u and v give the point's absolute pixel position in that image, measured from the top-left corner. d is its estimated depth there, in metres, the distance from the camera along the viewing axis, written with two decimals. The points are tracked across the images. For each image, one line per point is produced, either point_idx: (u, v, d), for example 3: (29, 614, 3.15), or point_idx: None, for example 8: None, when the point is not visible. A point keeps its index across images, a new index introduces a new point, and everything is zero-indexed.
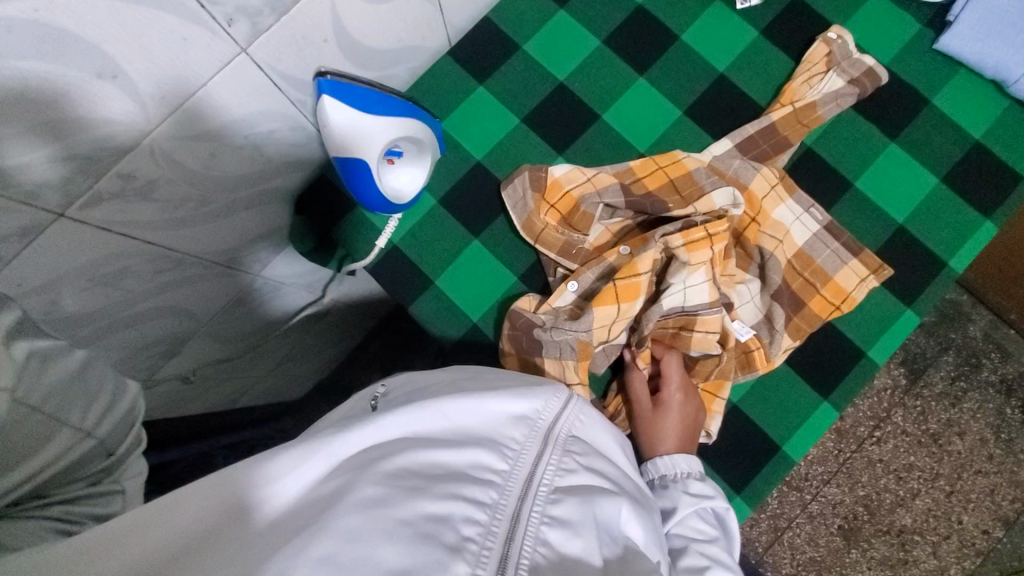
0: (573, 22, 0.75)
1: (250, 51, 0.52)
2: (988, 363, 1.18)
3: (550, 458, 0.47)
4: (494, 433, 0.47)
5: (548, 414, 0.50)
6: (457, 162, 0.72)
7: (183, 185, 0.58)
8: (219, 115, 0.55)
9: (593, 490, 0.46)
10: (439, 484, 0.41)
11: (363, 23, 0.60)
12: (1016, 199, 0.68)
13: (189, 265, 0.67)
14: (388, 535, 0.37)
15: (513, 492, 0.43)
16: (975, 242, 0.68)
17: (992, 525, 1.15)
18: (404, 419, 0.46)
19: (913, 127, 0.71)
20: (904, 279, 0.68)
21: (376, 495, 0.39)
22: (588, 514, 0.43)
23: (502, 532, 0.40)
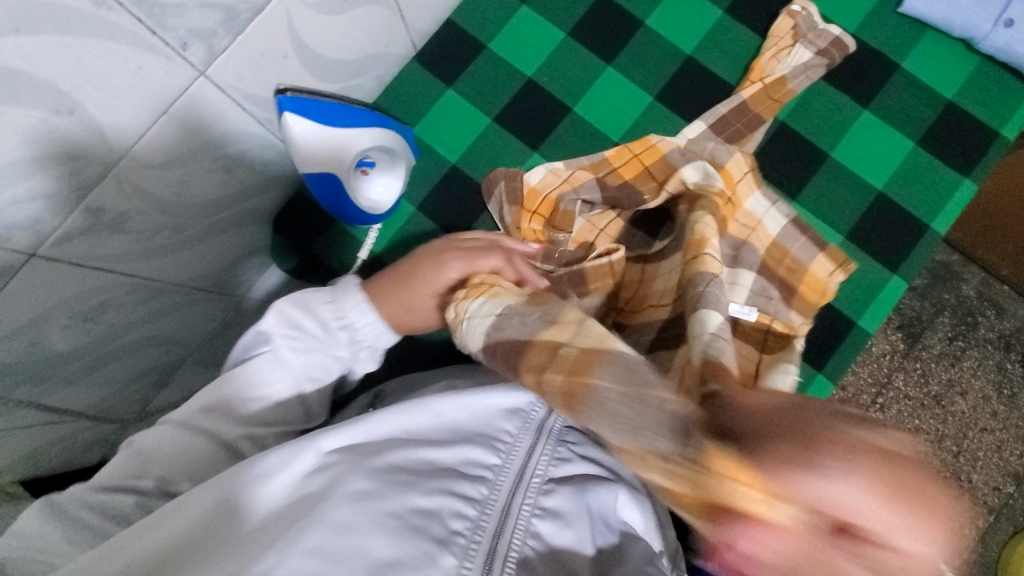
0: (537, 15, 0.74)
1: (210, 73, 0.52)
2: (984, 321, 1.18)
3: (539, 448, 0.49)
4: (485, 426, 0.49)
5: (543, 406, 0.51)
6: (431, 167, 0.72)
7: (157, 214, 0.57)
8: (186, 141, 0.55)
9: (588, 480, 0.49)
10: (427, 479, 0.44)
11: (322, 36, 0.60)
12: (993, 155, 0.68)
13: (170, 293, 0.66)
14: (377, 528, 0.40)
15: (503, 487, 0.45)
16: (955, 202, 0.68)
17: (1003, 481, 1.15)
18: (393, 417, 0.47)
19: (885, 92, 0.70)
20: (889, 246, 0.68)
21: (367, 490, 0.42)
22: (579, 506, 0.47)
23: (490, 527, 0.43)
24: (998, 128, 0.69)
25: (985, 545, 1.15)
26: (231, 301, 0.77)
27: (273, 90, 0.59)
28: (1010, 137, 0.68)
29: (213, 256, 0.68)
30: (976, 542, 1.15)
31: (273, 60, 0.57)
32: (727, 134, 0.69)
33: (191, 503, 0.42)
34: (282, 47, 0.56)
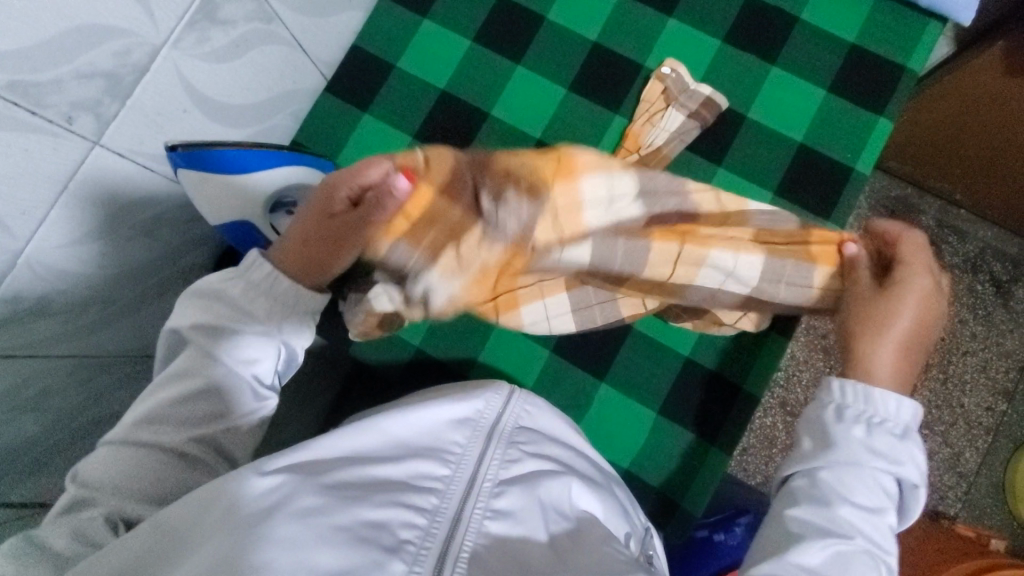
0: (439, 28, 0.74)
1: (104, 142, 0.51)
2: (947, 247, 1.20)
3: (488, 450, 0.55)
4: (435, 439, 0.55)
5: (489, 412, 0.58)
6: None
7: (81, 290, 0.56)
8: (97, 212, 0.54)
9: (535, 475, 0.54)
10: (377, 493, 0.47)
11: (219, 84, 0.59)
12: (904, 90, 0.70)
13: (116, 366, 0.65)
14: (327, 540, 0.43)
15: (452, 495, 0.50)
16: (875, 140, 0.69)
17: (994, 400, 1.17)
18: (345, 438, 0.53)
19: (794, 47, 0.71)
20: (819, 195, 0.68)
21: (314, 506, 0.45)
22: (528, 501, 0.52)
23: (439, 532, 0.46)
24: (906, 62, 0.70)
25: (989, 466, 1.16)
26: None
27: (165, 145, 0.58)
28: (918, 69, 0.69)
29: (161, 320, 0.69)
30: (978, 465, 1.16)
31: (173, 116, 0.56)
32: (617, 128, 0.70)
33: (145, 535, 0.44)
34: (184, 101, 0.56)
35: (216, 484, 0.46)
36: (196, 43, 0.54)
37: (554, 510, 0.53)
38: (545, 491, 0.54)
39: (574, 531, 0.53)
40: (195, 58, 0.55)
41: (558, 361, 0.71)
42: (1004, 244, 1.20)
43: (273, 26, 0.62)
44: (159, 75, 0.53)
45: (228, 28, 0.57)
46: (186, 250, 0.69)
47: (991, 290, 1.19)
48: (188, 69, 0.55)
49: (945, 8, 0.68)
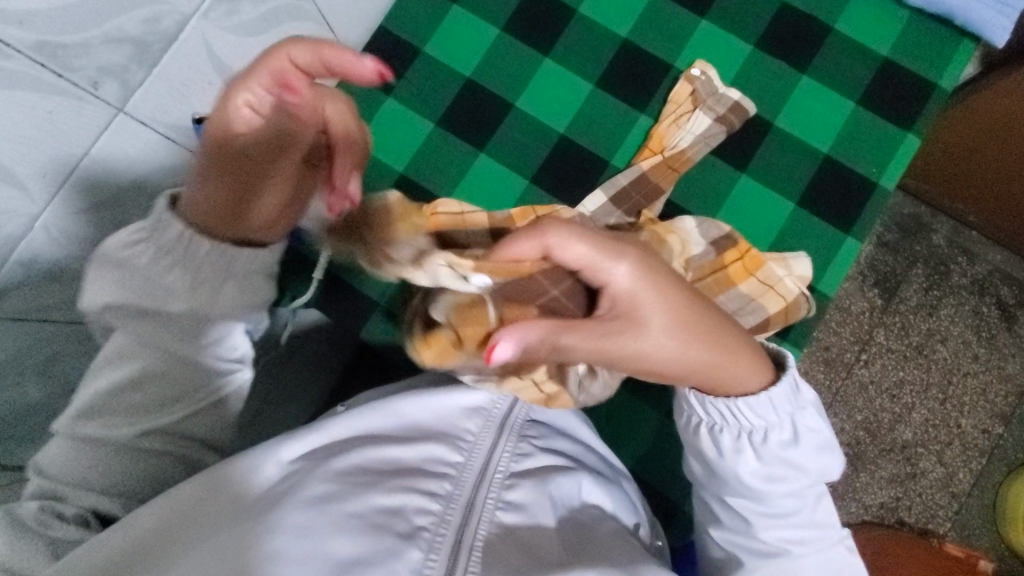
0: (468, 14, 0.73)
1: (129, 109, 0.50)
2: (957, 268, 1.20)
3: (499, 444, 0.54)
4: (446, 426, 0.55)
5: (503, 403, 0.57)
6: (378, 178, 0.71)
7: (95, 258, 0.56)
8: (115, 180, 0.53)
9: (545, 470, 0.54)
10: (390, 479, 0.49)
11: (245, 58, 0.59)
12: (933, 108, 0.69)
13: None
14: (340, 527, 0.44)
15: (466, 483, 0.50)
16: (901, 157, 0.68)
17: (991, 423, 1.18)
18: (354, 421, 0.53)
19: (826, 57, 0.70)
20: (840, 208, 0.68)
21: (324, 493, 0.46)
22: (540, 494, 0.52)
23: (453, 520, 0.47)
24: (937, 80, 0.69)
25: (981, 487, 1.17)
26: None
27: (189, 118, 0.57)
28: (948, 87, 0.69)
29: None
30: (971, 485, 1.17)
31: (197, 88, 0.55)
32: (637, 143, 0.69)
33: (154, 508, 0.45)
34: (210, 72, 0.55)
35: (230, 461, 0.47)
36: (225, 14, 0.53)
37: (563, 503, 0.54)
38: (556, 486, 0.54)
39: (583, 525, 0.53)
40: (223, 29, 0.54)
41: None
42: (1014, 268, 1.19)
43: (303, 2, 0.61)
44: (187, 45, 0.52)
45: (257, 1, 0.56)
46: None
47: (997, 313, 1.19)
48: (216, 40, 0.54)
49: (981, 28, 0.67)
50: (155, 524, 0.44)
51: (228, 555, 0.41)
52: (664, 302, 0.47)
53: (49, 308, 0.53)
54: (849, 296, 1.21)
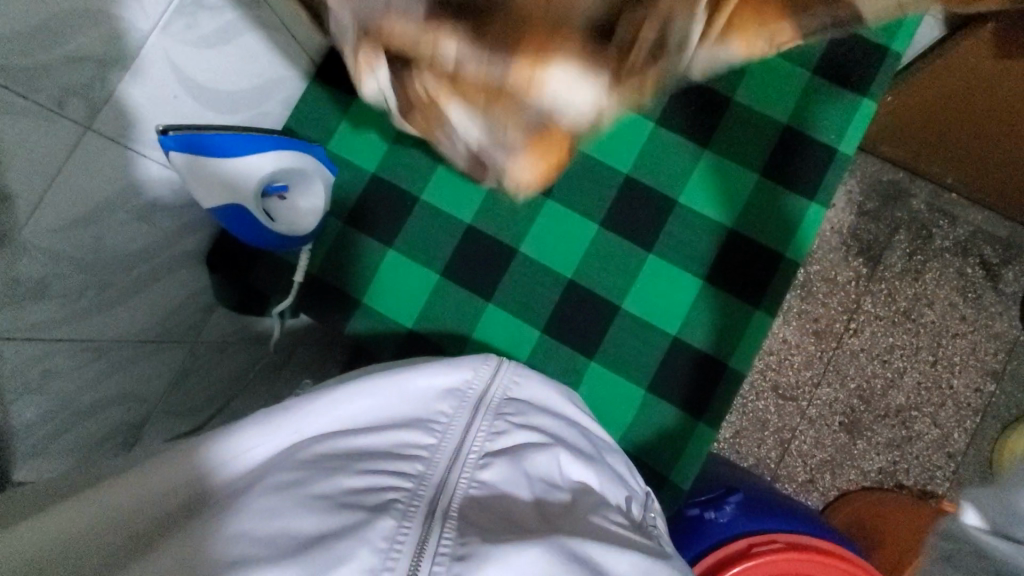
0: None
1: (95, 127, 0.52)
2: (939, 232, 1.22)
3: (474, 423, 0.57)
4: (420, 411, 0.57)
5: (477, 384, 0.60)
6: (348, 180, 0.75)
7: (78, 276, 0.57)
8: (90, 197, 0.55)
9: (519, 447, 0.56)
10: (361, 461, 0.51)
11: (209, 71, 0.61)
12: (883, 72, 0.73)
13: (116, 349, 0.66)
14: (309, 507, 0.46)
15: (437, 462, 0.52)
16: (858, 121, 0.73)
17: (983, 382, 1.19)
18: (333, 402, 0.55)
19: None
20: (803, 175, 0.73)
21: (294, 478, 0.48)
22: (513, 469, 0.54)
23: (425, 495, 0.49)
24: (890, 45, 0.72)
25: (977, 445, 1.18)
26: (192, 345, 0.78)
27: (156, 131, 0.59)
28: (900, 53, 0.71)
29: (166, 306, 0.72)
30: (967, 444, 1.18)
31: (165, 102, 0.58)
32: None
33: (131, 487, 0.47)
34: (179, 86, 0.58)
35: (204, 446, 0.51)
36: (193, 33, 0.56)
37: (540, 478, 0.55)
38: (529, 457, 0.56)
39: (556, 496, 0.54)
40: None
41: (548, 341, 0.75)
42: (994, 227, 1.21)
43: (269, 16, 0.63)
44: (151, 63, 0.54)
45: (216, 14, 0.57)
46: (187, 238, 0.71)
47: (981, 273, 1.21)
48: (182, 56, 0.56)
49: None
50: (127, 499, 0.47)
51: (193, 534, 0.44)
52: None
53: (45, 328, 0.56)
54: (835, 267, 1.22)
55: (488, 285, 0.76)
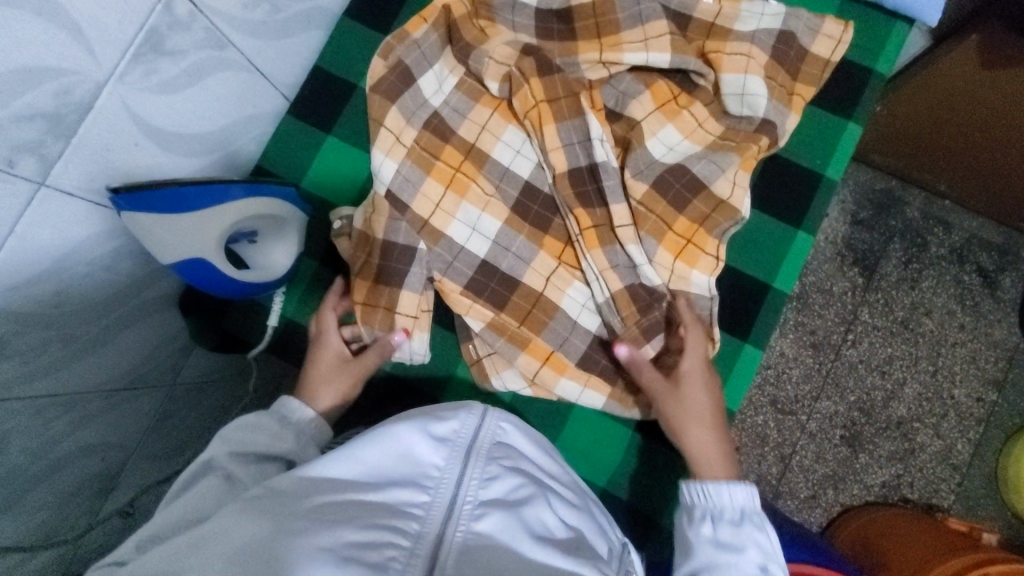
0: (346, 36, 0.75)
1: (51, 181, 0.50)
2: (933, 239, 1.22)
3: (467, 470, 0.55)
4: (415, 464, 0.55)
5: (467, 431, 0.58)
6: (327, 217, 0.73)
7: (39, 332, 0.55)
8: (47, 254, 0.52)
9: (511, 493, 0.54)
10: (359, 516, 0.47)
11: (171, 114, 0.58)
12: (895, 42, 0.70)
13: (86, 401, 0.65)
14: (312, 560, 0.42)
15: (434, 519, 0.50)
16: (894, 43, 0.70)
17: (985, 390, 1.18)
18: (324, 467, 0.52)
19: (776, 42, 0.67)
20: (839, 90, 0.70)
21: (295, 528, 0.44)
22: (511, 521, 0.51)
23: (424, 555, 0.46)
24: (874, 65, 0.70)
25: (982, 456, 1.16)
26: (171, 387, 0.78)
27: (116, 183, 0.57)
28: (884, 72, 0.69)
29: (91, 359, 0.63)
30: (971, 455, 1.16)
31: (42, 103, 0.46)
32: (504, 72, 0.70)
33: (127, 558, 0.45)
34: (60, 83, 0.47)
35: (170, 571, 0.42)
36: (106, 41, 0.48)
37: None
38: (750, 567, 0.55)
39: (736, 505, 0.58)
40: (153, 79, 0.54)
41: None
42: (989, 233, 1.21)
43: (231, 53, 0.62)
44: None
45: (177, 58, 0.56)
46: (102, 282, 0.61)
47: (979, 280, 1.20)
48: (57, 46, 0.45)
49: (911, 7, 0.68)
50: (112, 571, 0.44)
51: None
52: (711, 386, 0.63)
53: (12, 385, 0.54)
54: (830, 277, 1.22)
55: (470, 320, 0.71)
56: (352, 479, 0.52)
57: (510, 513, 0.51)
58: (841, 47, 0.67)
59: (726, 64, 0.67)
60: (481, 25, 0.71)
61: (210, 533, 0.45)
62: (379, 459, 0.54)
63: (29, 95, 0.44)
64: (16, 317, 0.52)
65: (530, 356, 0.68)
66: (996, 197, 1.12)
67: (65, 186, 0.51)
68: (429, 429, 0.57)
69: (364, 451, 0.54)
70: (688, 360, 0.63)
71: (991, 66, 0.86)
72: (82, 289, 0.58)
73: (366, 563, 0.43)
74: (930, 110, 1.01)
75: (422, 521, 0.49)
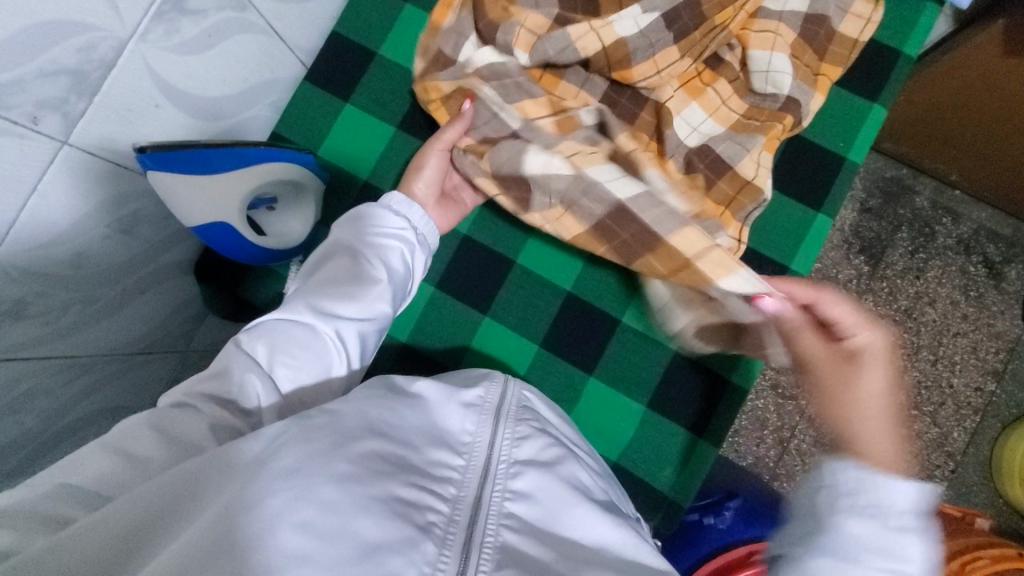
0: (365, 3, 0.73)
1: (73, 140, 0.49)
2: (941, 229, 1.22)
3: (498, 432, 0.55)
4: (446, 426, 0.55)
5: (494, 396, 0.59)
6: (342, 187, 0.72)
7: (59, 293, 0.55)
8: (68, 214, 0.52)
9: (544, 455, 0.55)
10: (402, 473, 0.47)
11: (191, 75, 0.58)
12: (923, 26, 0.69)
13: (102, 364, 0.65)
14: (363, 513, 0.43)
15: (470, 484, 0.51)
16: (922, 26, 0.69)
17: (984, 380, 1.19)
18: (363, 410, 0.51)
19: (805, 23, 0.66)
20: (863, 75, 0.69)
21: (349, 473, 0.45)
22: (545, 484, 0.52)
23: (463, 520, 0.47)
24: (902, 48, 0.69)
25: (976, 445, 1.18)
26: (182, 354, 0.78)
27: (135, 145, 0.56)
28: (912, 55, 0.68)
29: (108, 322, 0.64)
30: (966, 443, 1.18)
31: (66, 59, 0.45)
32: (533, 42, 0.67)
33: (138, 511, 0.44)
34: (85, 38, 0.46)
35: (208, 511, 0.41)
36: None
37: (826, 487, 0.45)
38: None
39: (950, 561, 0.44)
40: (175, 40, 0.54)
41: (548, 354, 0.69)
42: (998, 224, 1.21)
43: (252, 15, 0.61)
44: (13, 1, 0.40)
45: (199, 18, 0.55)
46: (120, 246, 0.60)
47: (984, 271, 1.21)
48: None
49: None
50: None
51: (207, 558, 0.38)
52: (886, 376, 0.48)
53: (31, 346, 0.54)
54: (837, 264, 1.22)
55: (485, 295, 0.70)
56: (392, 429, 0.51)
57: (544, 474, 0.53)
58: (870, 27, 0.66)
59: (753, 41, 0.66)
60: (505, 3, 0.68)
61: (252, 466, 0.44)
62: (416, 415, 0.54)
63: (53, 51, 0.44)
64: (36, 277, 0.51)
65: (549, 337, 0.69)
66: (1006, 188, 1.12)
67: (87, 145, 0.51)
68: (459, 396, 0.58)
69: (401, 406, 0.54)
70: (869, 385, 0.47)
71: (1016, 54, 0.85)
72: (100, 251, 0.58)
73: (410, 521, 0.44)
74: (950, 97, 1.00)
75: (457, 485, 0.50)
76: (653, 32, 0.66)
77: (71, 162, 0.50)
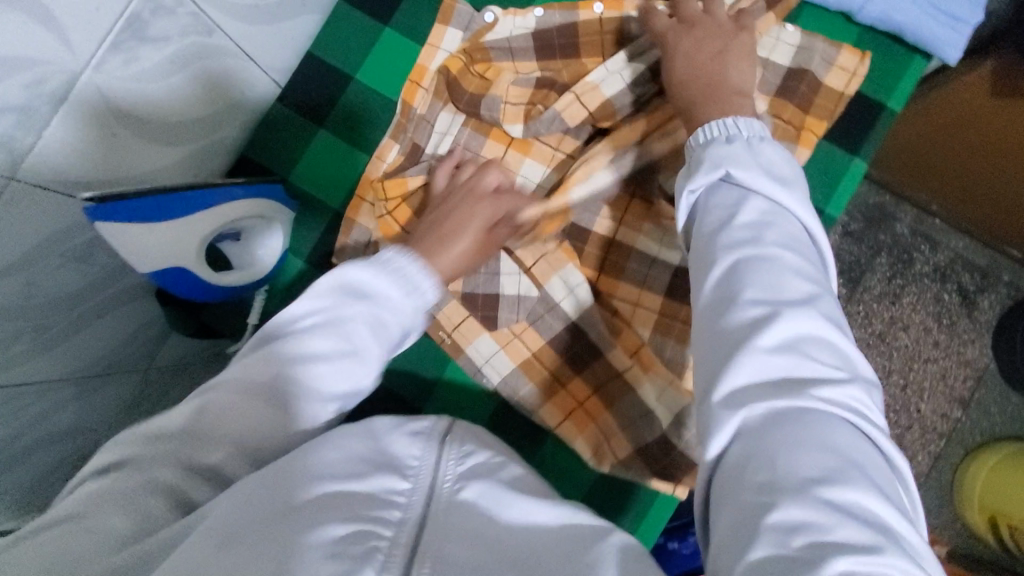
0: (343, 23, 0.71)
1: (21, 174, 0.46)
2: (920, 256, 1.23)
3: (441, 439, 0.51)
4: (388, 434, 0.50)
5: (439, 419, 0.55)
6: (314, 216, 0.71)
7: (10, 324, 0.53)
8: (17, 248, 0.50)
9: (490, 456, 0.49)
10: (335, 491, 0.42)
11: (151, 101, 0.55)
12: (908, 79, 0.68)
13: (58, 387, 0.63)
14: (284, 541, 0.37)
15: (417, 483, 0.45)
16: (908, 78, 0.68)
17: (951, 407, 1.21)
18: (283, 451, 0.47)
19: (789, 75, 0.65)
20: (846, 126, 0.68)
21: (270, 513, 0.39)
22: (492, 479, 0.46)
23: (411, 522, 0.41)
24: (886, 101, 0.68)
25: (940, 469, 1.20)
26: (144, 372, 0.76)
27: (91, 175, 0.53)
28: (896, 109, 0.68)
29: (63, 348, 0.61)
30: (930, 468, 1.20)
31: (13, 95, 0.43)
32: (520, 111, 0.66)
33: None
34: (34, 73, 0.43)
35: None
36: (83, 28, 0.45)
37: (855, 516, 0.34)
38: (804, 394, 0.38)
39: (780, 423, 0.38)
40: (133, 70, 0.51)
41: None
42: (975, 255, 1.22)
43: (220, 37, 0.58)
44: None
45: (160, 45, 0.52)
46: (74, 274, 0.58)
47: (958, 300, 1.22)
48: (31, 35, 0.42)
49: (931, 44, 0.66)
50: None
51: None
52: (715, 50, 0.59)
53: None
54: None
55: None
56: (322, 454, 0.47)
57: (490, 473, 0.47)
58: (855, 79, 0.66)
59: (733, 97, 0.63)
60: (479, 69, 0.67)
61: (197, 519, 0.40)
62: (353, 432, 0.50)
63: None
64: None
65: (573, 422, 0.66)
66: (984, 219, 1.13)
67: (36, 177, 0.48)
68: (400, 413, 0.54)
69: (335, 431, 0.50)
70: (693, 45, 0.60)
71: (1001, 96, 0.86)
72: (54, 281, 0.56)
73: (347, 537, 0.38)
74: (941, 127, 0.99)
75: (404, 509, 0.42)
76: (641, 84, 0.64)
77: (23, 197, 0.48)
